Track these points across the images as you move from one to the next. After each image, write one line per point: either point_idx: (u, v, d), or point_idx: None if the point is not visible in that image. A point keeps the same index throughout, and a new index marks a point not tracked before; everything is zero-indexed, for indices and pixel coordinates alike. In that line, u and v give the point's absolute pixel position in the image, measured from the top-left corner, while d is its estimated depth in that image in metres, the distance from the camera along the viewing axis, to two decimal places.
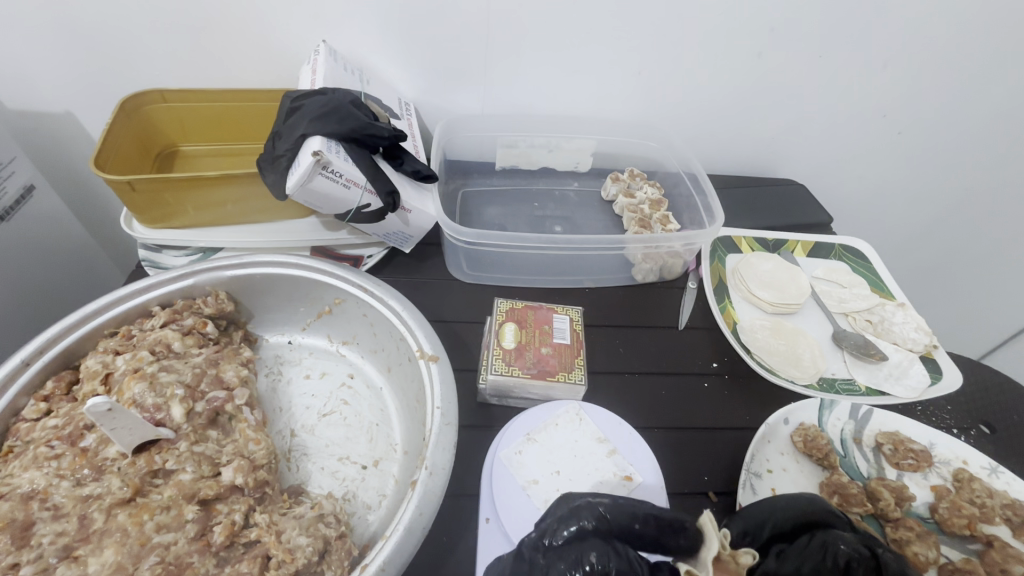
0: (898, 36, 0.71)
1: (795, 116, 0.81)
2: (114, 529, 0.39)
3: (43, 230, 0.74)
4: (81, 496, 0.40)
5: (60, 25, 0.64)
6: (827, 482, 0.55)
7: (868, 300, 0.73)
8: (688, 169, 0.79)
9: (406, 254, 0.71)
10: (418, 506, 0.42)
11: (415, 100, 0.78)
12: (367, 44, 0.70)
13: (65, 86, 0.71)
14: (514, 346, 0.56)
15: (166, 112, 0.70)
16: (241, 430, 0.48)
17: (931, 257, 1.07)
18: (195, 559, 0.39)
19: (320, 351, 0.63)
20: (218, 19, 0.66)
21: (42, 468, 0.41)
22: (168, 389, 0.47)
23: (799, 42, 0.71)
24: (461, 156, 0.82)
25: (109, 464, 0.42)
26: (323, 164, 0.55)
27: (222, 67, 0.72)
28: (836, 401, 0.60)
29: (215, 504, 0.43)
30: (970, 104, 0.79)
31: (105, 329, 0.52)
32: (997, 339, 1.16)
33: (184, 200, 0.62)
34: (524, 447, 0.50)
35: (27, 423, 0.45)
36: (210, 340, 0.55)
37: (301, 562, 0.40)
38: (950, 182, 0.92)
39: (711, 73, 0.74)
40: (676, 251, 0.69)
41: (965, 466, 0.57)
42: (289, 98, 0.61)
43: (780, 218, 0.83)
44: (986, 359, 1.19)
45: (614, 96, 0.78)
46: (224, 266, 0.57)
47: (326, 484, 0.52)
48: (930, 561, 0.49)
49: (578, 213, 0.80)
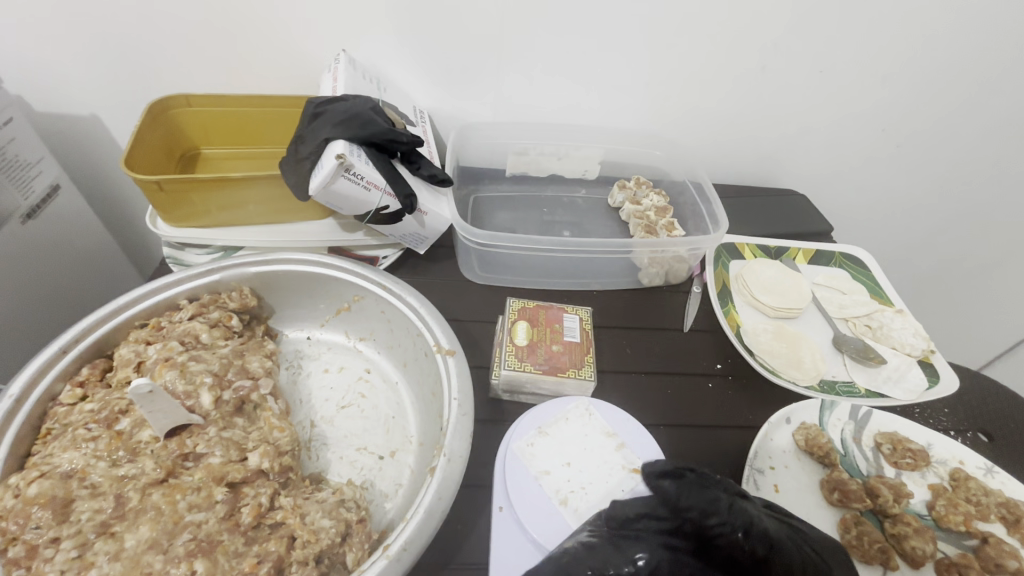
0: (893, 53, 0.74)
1: (796, 128, 0.84)
2: (149, 508, 0.41)
3: (69, 229, 0.77)
4: (117, 476, 0.42)
5: (94, 31, 0.67)
6: (827, 478, 0.56)
7: (867, 306, 0.75)
8: (693, 178, 0.82)
9: (419, 256, 0.74)
10: (437, 490, 0.44)
11: (429, 108, 0.81)
12: (385, 52, 0.73)
13: (93, 91, 0.75)
14: (526, 343, 0.59)
15: (191, 117, 0.73)
16: (265, 418, 0.50)
17: (931, 266, 1.09)
18: (225, 537, 0.41)
19: (338, 346, 0.65)
20: (245, 29, 0.69)
21: (81, 449, 0.43)
22: (198, 377, 0.49)
23: (800, 58, 0.74)
24: (473, 162, 0.84)
25: (142, 447, 0.45)
26: (345, 167, 0.58)
27: (246, 75, 0.75)
28: (836, 401, 0.63)
29: (242, 487, 0.44)
30: (966, 118, 0.82)
31: (136, 321, 0.54)
32: (999, 349, 1.18)
33: (209, 200, 0.65)
34: (536, 440, 0.52)
35: (64, 408, 0.47)
36: (235, 333, 0.57)
37: (324, 543, 0.42)
38: (948, 193, 0.94)
39: (714, 86, 0.77)
40: (680, 256, 0.72)
41: (961, 465, 0.59)
42: (312, 104, 0.63)
43: (782, 226, 0.86)
44: (986, 369, 1.20)
45: (621, 107, 0.81)
46: (249, 262, 0.59)
47: (345, 472, 0.54)
48: (928, 555, 0.50)
49: (586, 219, 0.83)
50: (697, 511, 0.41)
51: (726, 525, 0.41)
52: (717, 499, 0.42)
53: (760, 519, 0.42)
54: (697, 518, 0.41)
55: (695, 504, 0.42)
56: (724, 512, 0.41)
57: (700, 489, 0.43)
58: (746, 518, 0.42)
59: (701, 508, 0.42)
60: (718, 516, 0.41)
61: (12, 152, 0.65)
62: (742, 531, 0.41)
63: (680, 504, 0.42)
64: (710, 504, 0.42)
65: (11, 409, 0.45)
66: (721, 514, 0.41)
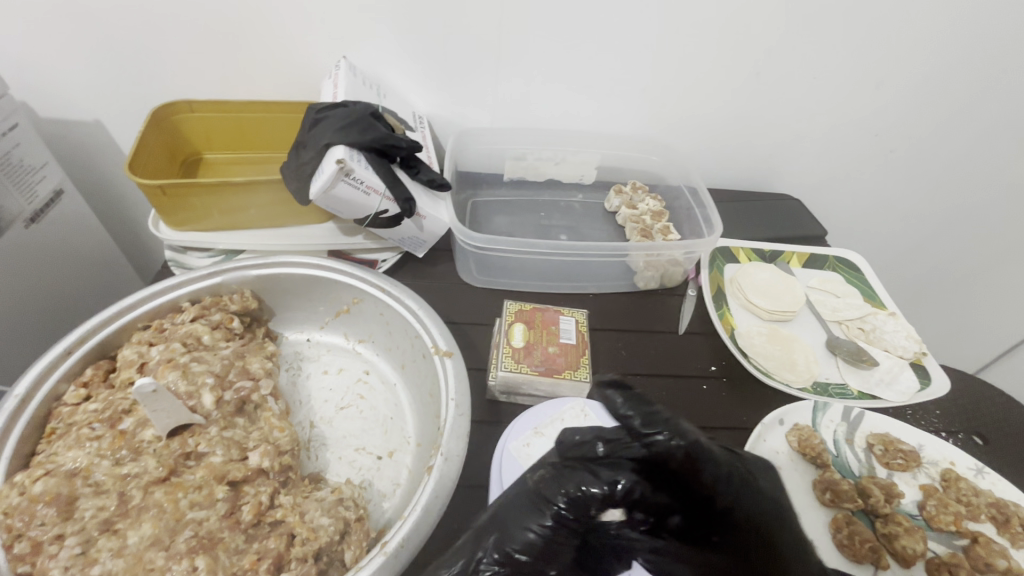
0: (885, 61, 0.75)
1: (790, 133, 0.85)
2: (151, 505, 0.42)
3: (72, 233, 0.78)
4: (120, 474, 0.44)
5: (99, 37, 0.69)
6: (820, 479, 0.57)
7: (860, 310, 0.76)
8: (688, 183, 0.83)
9: (418, 260, 0.75)
10: (433, 489, 0.45)
11: (428, 114, 0.82)
12: (385, 58, 0.74)
13: (97, 97, 0.76)
14: (523, 345, 0.60)
15: (193, 122, 0.74)
16: (266, 418, 0.51)
17: (926, 270, 1.10)
18: (225, 534, 0.42)
19: (337, 348, 0.66)
20: (248, 37, 0.71)
21: (85, 448, 0.44)
22: (200, 378, 0.50)
23: (793, 65, 0.75)
24: (471, 166, 0.85)
25: (145, 446, 0.46)
26: (345, 171, 0.59)
27: (248, 81, 0.76)
28: (828, 403, 0.63)
29: (243, 486, 0.46)
30: (958, 123, 0.84)
31: (139, 323, 0.55)
32: (998, 352, 1.18)
33: (211, 202, 0.65)
34: (531, 440, 0.53)
35: (68, 408, 0.48)
36: (236, 335, 0.58)
37: (323, 541, 0.43)
38: (942, 198, 0.95)
39: (709, 92, 0.79)
40: (676, 259, 0.73)
41: (952, 467, 0.59)
42: (313, 110, 0.64)
43: (776, 231, 0.87)
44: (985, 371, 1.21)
45: (618, 113, 0.82)
46: (251, 265, 0.60)
47: (344, 472, 0.55)
48: (919, 554, 0.51)
49: (583, 223, 0.84)
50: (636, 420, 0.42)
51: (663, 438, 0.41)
52: (658, 412, 0.42)
53: (693, 431, 0.42)
54: (635, 429, 0.42)
55: (634, 414, 0.43)
56: (661, 421, 0.42)
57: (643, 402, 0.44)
58: (681, 428, 0.42)
59: (642, 424, 0.42)
60: (654, 425, 0.42)
61: (16, 156, 0.66)
62: (678, 440, 0.41)
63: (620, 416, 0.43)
64: (652, 416, 0.42)
65: (16, 410, 0.46)
66: (659, 427, 0.41)
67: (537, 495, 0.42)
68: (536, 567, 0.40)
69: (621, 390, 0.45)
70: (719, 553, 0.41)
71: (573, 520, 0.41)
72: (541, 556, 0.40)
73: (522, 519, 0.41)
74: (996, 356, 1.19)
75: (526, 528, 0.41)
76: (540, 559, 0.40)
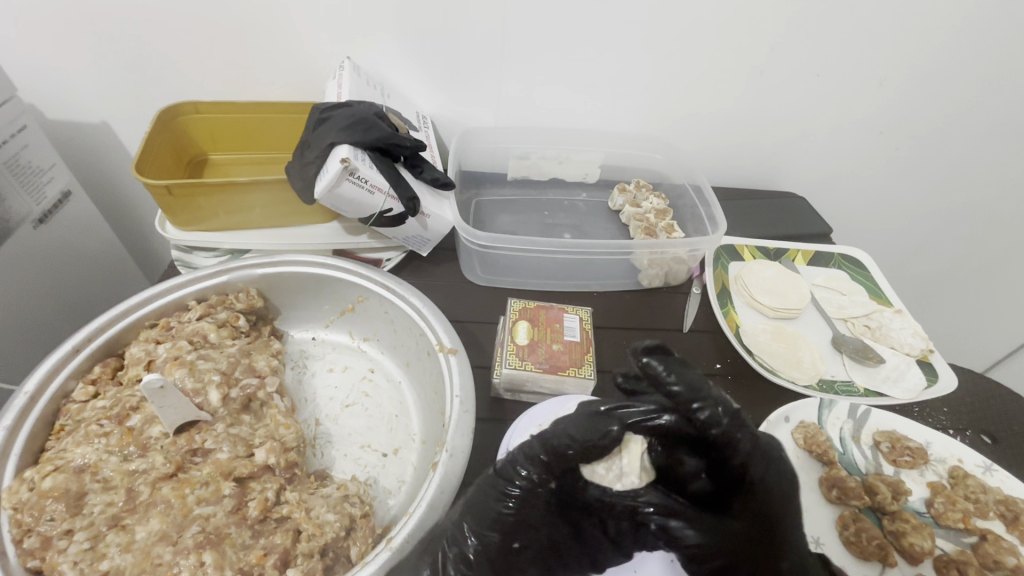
0: (890, 57, 0.75)
1: (795, 131, 0.84)
2: (159, 501, 0.43)
3: (79, 234, 0.78)
4: (127, 470, 0.44)
5: (106, 39, 0.69)
6: (826, 476, 0.57)
7: (866, 307, 0.75)
8: (692, 181, 0.83)
9: (422, 259, 0.75)
10: (439, 484, 0.46)
11: (432, 114, 0.82)
12: (389, 59, 0.74)
13: (103, 99, 0.77)
14: (527, 342, 0.59)
15: (198, 123, 0.74)
16: (272, 415, 0.52)
17: (935, 268, 1.09)
18: (232, 529, 0.43)
19: (343, 346, 0.67)
20: (253, 38, 0.71)
21: (93, 444, 0.45)
22: (206, 375, 0.50)
23: (797, 62, 0.75)
24: (475, 166, 0.86)
25: (152, 443, 0.46)
26: (350, 170, 0.59)
27: (254, 82, 0.77)
28: (834, 401, 0.63)
29: (249, 482, 0.46)
30: (965, 120, 0.83)
31: (146, 321, 0.56)
32: (1014, 346, 1.16)
33: (216, 204, 0.66)
34: None
35: (77, 405, 0.49)
36: (242, 333, 0.59)
37: (329, 537, 0.44)
38: (949, 195, 0.95)
39: (712, 90, 0.79)
40: (680, 257, 0.73)
41: (960, 464, 0.59)
42: (318, 109, 0.65)
43: (781, 229, 0.86)
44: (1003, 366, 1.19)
45: (623, 111, 0.82)
46: (257, 264, 0.61)
47: (350, 469, 0.55)
48: (926, 551, 0.51)
49: (587, 222, 0.84)
50: (681, 385, 0.44)
51: (706, 408, 0.44)
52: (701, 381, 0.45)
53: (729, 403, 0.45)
54: (681, 396, 0.44)
55: (682, 380, 0.45)
56: (705, 392, 0.44)
57: (686, 369, 0.45)
58: (723, 400, 0.45)
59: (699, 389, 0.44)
60: (700, 394, 0.44)
61: (24, 158, 0.67)
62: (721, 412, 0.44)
63: (668, 383, 0.44)
64: (697, 386, 0.44)
65: (26, 406, 0.46)
66: (705, 398, 0.44)
67: (505, 473, 0.44)
68: (505, 544, 0.42)
69: (661, 356, 0.46)
70: (735, 520, 0.43)
71: (560, 475, 0.44)
72: (508, 532, 0.42)
73: (488, 500, 0.43)
74: (1014, 349, 1.17)
75: (495, 506, 0.43)
76: (507, 533, 0.42)
